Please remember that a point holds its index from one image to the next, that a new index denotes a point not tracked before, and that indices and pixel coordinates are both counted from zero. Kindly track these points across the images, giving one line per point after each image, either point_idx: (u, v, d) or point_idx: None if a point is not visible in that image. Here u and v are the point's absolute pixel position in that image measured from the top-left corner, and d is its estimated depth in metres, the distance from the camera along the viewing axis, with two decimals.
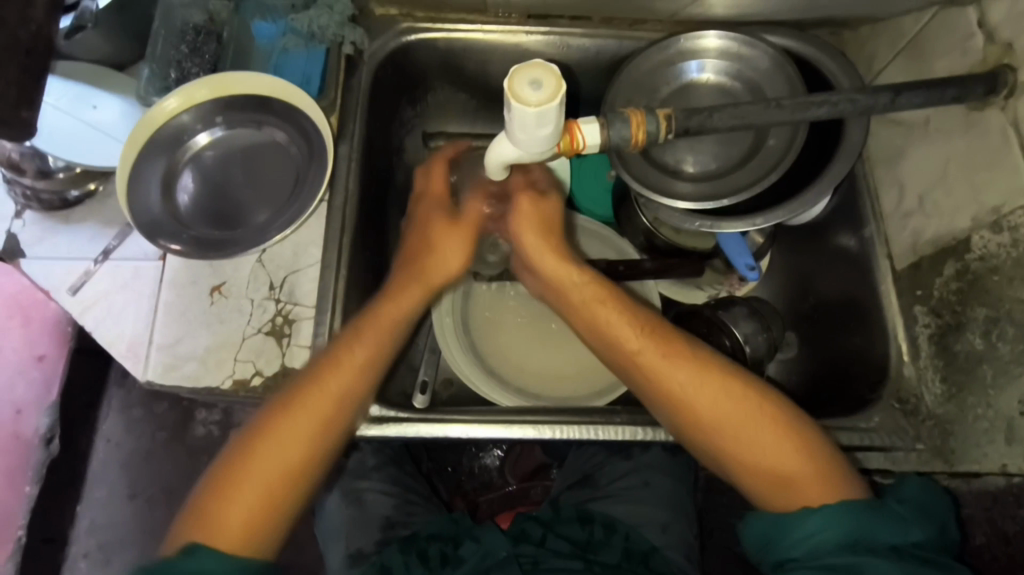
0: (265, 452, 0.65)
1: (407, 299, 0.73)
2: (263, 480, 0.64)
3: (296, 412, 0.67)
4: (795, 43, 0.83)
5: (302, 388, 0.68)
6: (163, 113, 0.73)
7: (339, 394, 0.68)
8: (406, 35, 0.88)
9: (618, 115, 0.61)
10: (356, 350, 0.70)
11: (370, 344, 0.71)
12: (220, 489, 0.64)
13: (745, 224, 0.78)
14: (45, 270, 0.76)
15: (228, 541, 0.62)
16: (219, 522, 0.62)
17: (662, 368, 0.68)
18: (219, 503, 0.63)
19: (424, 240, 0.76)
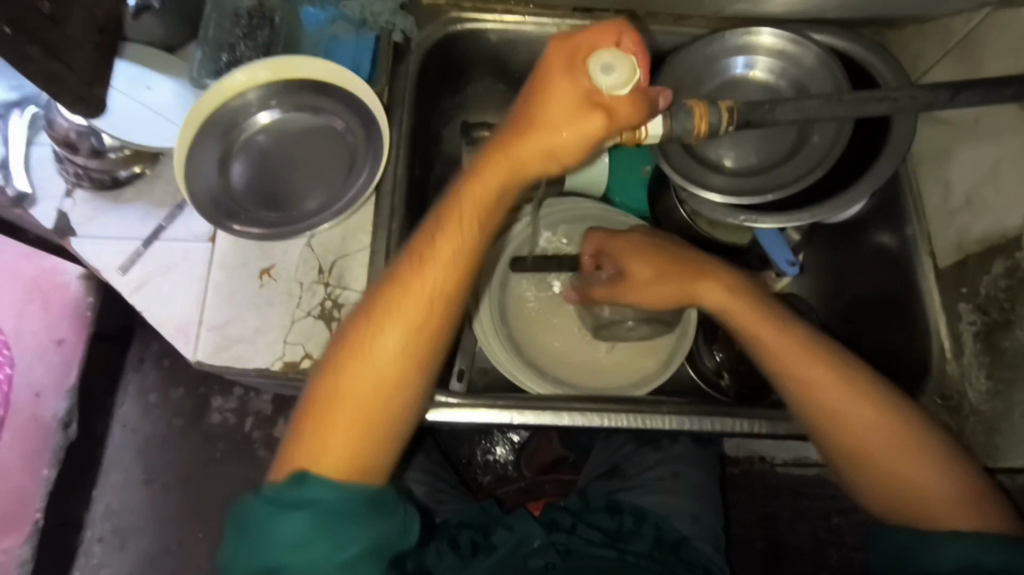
0: (352, 373, 0.61)
1: (494, 178, 0.62)
2: (360, 399, 0.60)
3: (393, 311, 0.62)
4: (841, 42, 0.84)
5: (392, 289, 0.63)
6: (229, 88, 0.74)
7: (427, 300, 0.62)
8: (454, 25, 0.88)
9: (682, 107, 0.62)
10: (445, 246, 0.63)
11: (460, 219, 0.63)
12: (316, 417, 0.60)
13: (788, 219, 0.78)
14: (95, 249, 0.77)
15: (335, 467, 0.59)
16: (322, 448, 0.59)
17: (814, 380, 0.70)
18: (320, 430, 0.60)
19: (538, 115, 0.58)
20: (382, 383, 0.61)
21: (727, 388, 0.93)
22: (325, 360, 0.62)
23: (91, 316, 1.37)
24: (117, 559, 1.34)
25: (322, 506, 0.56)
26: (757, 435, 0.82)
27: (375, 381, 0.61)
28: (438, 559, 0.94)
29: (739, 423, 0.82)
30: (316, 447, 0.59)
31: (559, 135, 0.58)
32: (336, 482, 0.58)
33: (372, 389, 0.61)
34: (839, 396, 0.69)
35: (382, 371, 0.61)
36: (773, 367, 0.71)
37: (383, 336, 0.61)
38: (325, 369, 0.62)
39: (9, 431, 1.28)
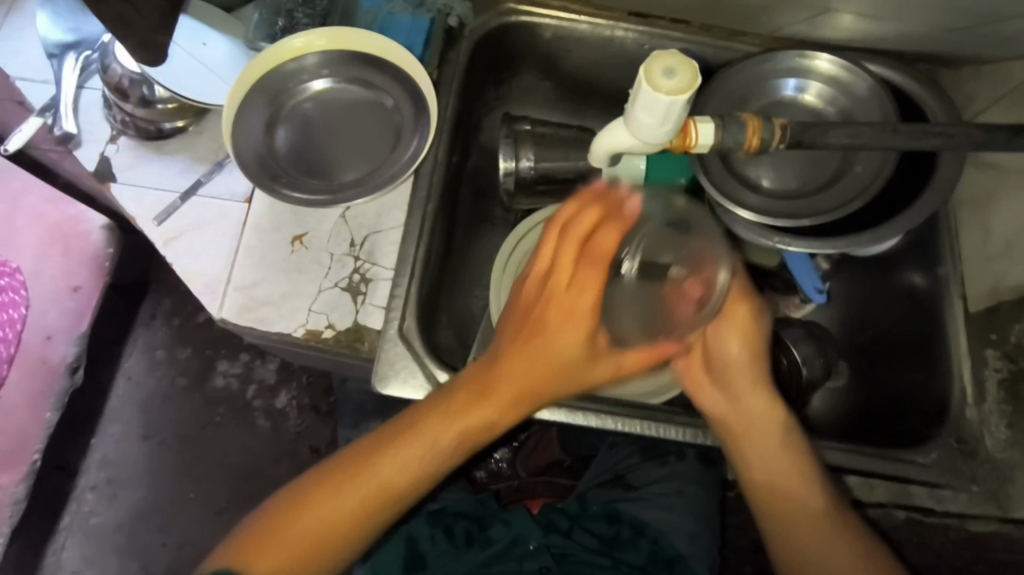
0: (323, 499, 0.64)
1: (581, 303, 0.63)
2: (358, 501, 0.64)
3: (385, 452, 0.65)
4: (895, 74, 0.83)
5: (386, 434, 0.67)
6: (290, 49, 0.75)
7: (404, 465, 0.65)
8: (510, 16, 0.89)
9: (735, 119, 0.61)
10: (430, 425, 0.65)
11: (462, 416, 0.65)
12: (270, 524, 0.63)
13: (821, 245, 0.78)
14: (134, 198, 0.77)
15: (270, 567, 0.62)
16: (262, 551, 0.62)
17: (771, 460, 0.70)
18: (284, 524, 0.63)
19: (569, 295, 0.63)
20: (375, 500, 0.65)
21: None
22: (278, 498, 0.65)
23: (108, 267, 1.40)
24: (107, 510, 1.35)
25: None
26: None
27: (374, 499, 0.64)
28: (431, 546, 0.94)
29: None
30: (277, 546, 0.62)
31: (580, 289, 0.63)
32: None
33: (369, 495, 0.64)
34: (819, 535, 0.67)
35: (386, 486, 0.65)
36: (756, 483, 0.70)
37: (344, 491, 0.64)
38: (272, 507, 0.65)
39: (16, 369, 1.34)
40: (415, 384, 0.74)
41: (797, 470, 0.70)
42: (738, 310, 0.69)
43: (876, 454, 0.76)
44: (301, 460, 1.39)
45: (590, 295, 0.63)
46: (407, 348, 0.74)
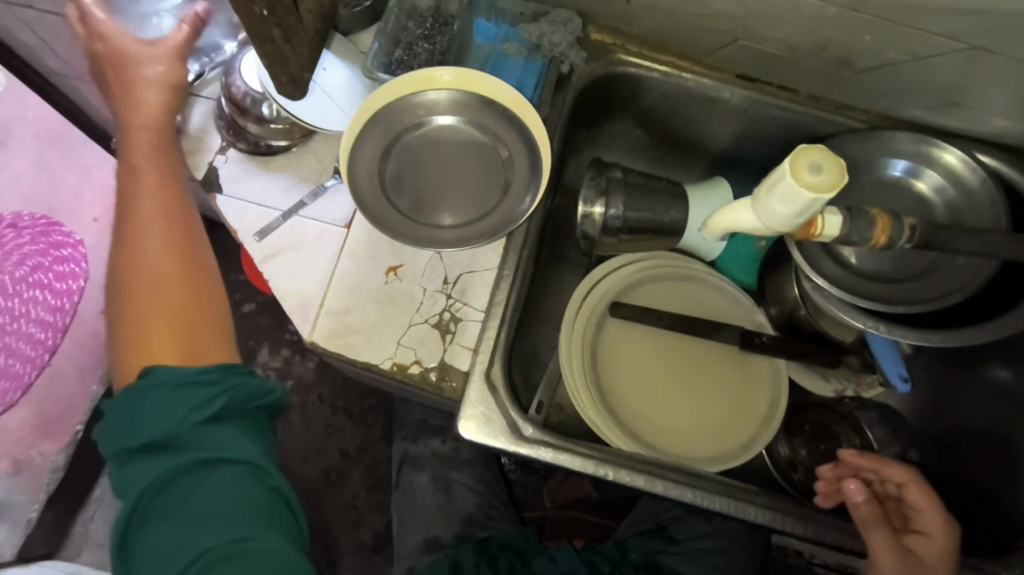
0: (130, 286, 0.67)
1: (145, 120, 0.73)
2: (167, 298, 0.67)
3: (137, 243, 0.69)
4: (1007, 169, 0.82)
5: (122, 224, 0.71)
6: (416, 83, 0.75)
7: (158, 242, 0.70)
8: (618, 65, 0.89)
9: (864, 214, 0.60)
10: (141, 210, 0.71)
11: (146, 200, 0.71)
12: (133, 318, 0.66)
13: (919, 338, 0.76)
14: (237, 211, 0.79)
15: (171, 361, 0.65)
16: (154, 352, 0.66)
17: None
18: (138, 309, 0.67)
19: (129, 110, 0.73)
20: (173, 260, 0.70)
21: (796, 481, 0.92)
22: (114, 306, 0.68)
23: None
24: None
25: (171, 384, 0.63)
26: (847, 550, 0.77)
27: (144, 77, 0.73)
28: None
29: (833, 535, 0.77)
30: (133, 325, 0.66)
31: (132, 101, 0.73)
32: (179, 367, 0.65)
33: (162, 193, 0.72)
34: None
35: (156, 259, 0.69)
36: None
37: (136, 265, 0.68)
38: (117, 309, 0.68)
39: (68, 339, 1.41)
40: (496, 431, 0.73)
41: None
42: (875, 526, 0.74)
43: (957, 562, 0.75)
44: (331, 460, 1.40)
45: (161, 96, 0.74)
46: (491, 393, 0.74)
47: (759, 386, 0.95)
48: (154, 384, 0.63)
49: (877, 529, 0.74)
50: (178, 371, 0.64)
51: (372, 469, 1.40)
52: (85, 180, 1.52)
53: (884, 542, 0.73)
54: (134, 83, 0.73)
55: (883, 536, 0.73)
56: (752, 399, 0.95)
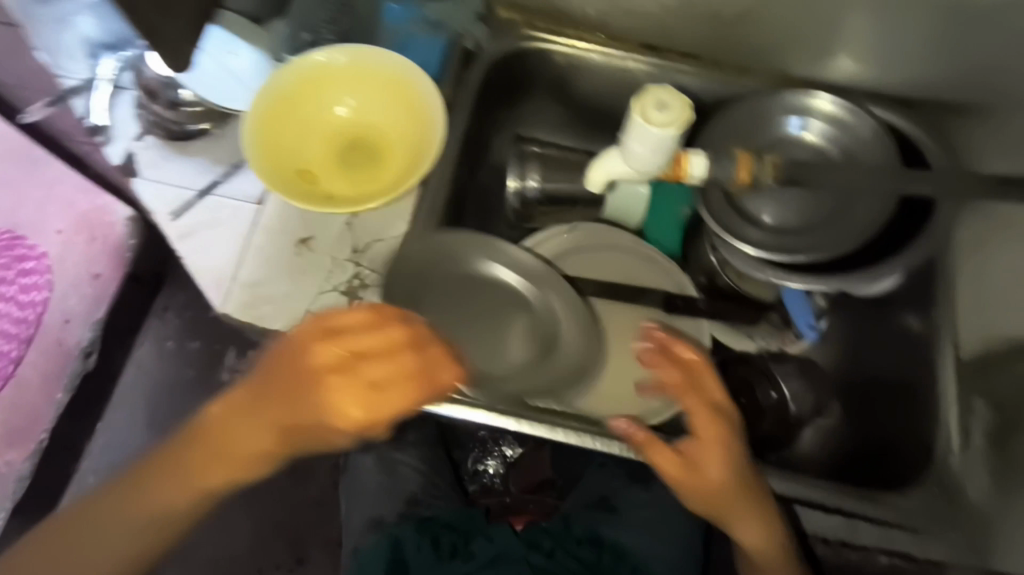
0: (258, 420, 0.70)
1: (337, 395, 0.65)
2: (253, 439, 0.70)
3: (308, 440, 0.68)
4: (899, 119, 0.84)
5: (280, 390, 0.68)
6: (309, 64, 0.78)
7: (268, 426, 0.69)
8: (524, 42, 0.91)
9: (727, 154, 0.65)
10: (299, 430, 0.69)
11: (290, 406, 0.68)
12: (267, 399, 0.69)
13: (815, 283, 0.79)
14: (154, 192, 0.81)
15: (217, 471, 0.72)
16: (232, 446, 0.71)
17: (717, 497, 0.72)
18: (232, 424, 0.71)
19: (354, 366, 0.65)
20: (276, 430, 0.69)
21: None
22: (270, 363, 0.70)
23: (130, 257, 1.37)
24: None
25: None
26: None
27: (336, 375, 0.65)
28: (415, 552, 0.94)
29: None
30: (224, 443, 0.72)
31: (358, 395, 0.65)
32: None
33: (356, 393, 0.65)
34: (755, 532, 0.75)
35: (341, 441, 0.67)
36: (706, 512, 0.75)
37: (263, 417, 0.70)
38: (274, 372, 0.69)
39: (32, 349, 1.30)
40: None
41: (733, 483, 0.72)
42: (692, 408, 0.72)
43: (837, 491, 0.76)
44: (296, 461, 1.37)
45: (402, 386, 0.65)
46: None
47: None
48: None
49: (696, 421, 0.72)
50: None
51: (334, 468, 1.35)
52: (50, 193, 1.34)
53: (662, 453, 0.71)
54: (377, 394, 0.65)
55: (700, 427, 0.72)
56: None
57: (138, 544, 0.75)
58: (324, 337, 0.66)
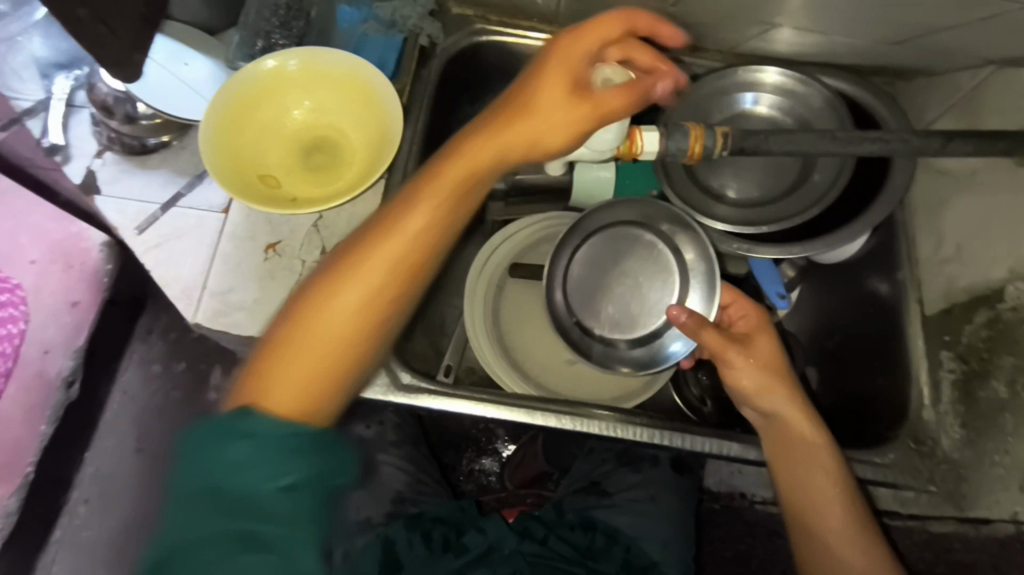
0: (354, 270, 0.61)
1: (419, 209, 0.63)
2: (366, 282, 0.61)
3: (400, 228, 0.62)
4: (850, 87, 0.86)
5: (380, 218, 0.64)
6: (262, 70, 0.78)
7: (392, 261, 0.62)
8: (478, 36, 0.92)
9: (679, 128, 0.67)
10: (426, 196, 0.64)
11: (441, 186, 0.64)
12: (377, 229, 0.63)
13: (781, 251, 0.79)
14: (117, 208, 0.81)
15: (301, 366, 0.58)
16: (338, 293, 0.60)
17: (794, 423, 0.74)
18: (324, 291, 0.60)
19: (522, 106, 0.63)
20: (437, 226, 0.64)
21: (709, 415, 0.93)
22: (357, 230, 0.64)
23: (107, 282, 1.35)
24: (100, 523, 1.31)
25: (259, 441, 0.53)
26: (727, 457, 0.82)
27: (543, 63, 0.64)
28: (407, 549, 0.94)
29: (709, 443, 0.82)
30: (333, 287, 0.60)
31: (540, 132, 0.63)
32: (274, 420, 0.55)
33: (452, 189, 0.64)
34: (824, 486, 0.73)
35: (422, 238, 0.63)
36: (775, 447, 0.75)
37: (379, 252, 0.61)
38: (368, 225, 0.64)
39: (12, 383, 1.25)
40: (383, 387, 0.81)
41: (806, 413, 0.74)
42: (759, 345, 0.75)
43: None
44: None
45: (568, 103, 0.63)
46: None
47: None
48: (253, 431, 0.53)
49: (761, 355, 0.74)
50: (274, 423, 0.54)
51: None
52: (19, 223, 1.28)
53: (736, 357, 0.73)
54: (568, 119, 0.62)
55: (761, 363, 0.74)
56: None
57: (315, 406, 0.58)
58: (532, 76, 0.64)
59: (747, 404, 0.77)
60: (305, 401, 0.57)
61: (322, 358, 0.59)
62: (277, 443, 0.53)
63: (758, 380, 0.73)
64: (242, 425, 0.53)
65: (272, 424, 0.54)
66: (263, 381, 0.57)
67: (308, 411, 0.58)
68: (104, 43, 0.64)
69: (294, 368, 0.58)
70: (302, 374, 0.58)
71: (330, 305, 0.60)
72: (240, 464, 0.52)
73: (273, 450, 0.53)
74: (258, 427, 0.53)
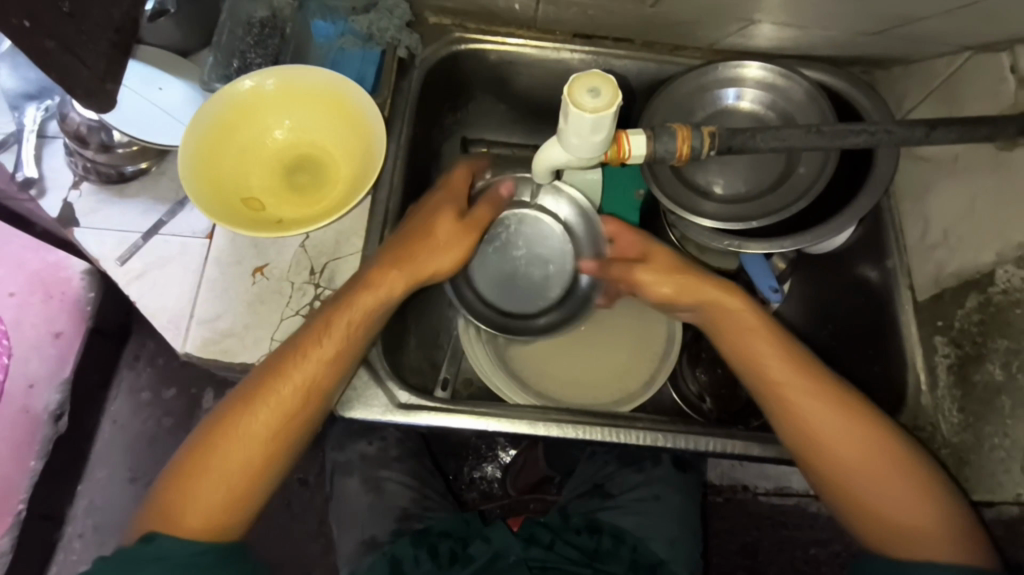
0: (268, 397, 0.69)
1: (387, 288, 0.73)
2: (275, 407, 0.69)
3: (310, 351, 0.70)
4: (830, 78, 0.87)
5: (291, 348, 0.70)
6: (239, 91, 0.77)
7: (307, 380, 0.69)
8: (457, 45, 0.91)
9: (666, 130, 0.66)
10: (334, 326, 0.71)
11: (353, 310, 0.71)
12: (289, 354, 0.70)
13: (771, 246, 0.79)
14: (97, 240, 0.79)
15: (211, 489, 0.67)
16: (252, 418, 0.68)
17: (765, 355, 0.73)
18: (236, 416, 0.68)
19: (421, 225, 0.75)
20: (337, 349, 0.71)
21: (709, 411, 0.94)
22: (279, 350, 0.71)
23: (91, 312, 1.32)
24: (96, 557, 1.28)
25: (169, 561, 0.64)
26: (731, 455, 0.82)
27: (437, 202, 0.77)
28: (414, 567, 0.92)
29: (713, 442, 0.82)
30: (245, 417, 0.68)
31: (433, 254, 0.75)
32: (179, 540, 0.65)
33: (354, 318, 0.71)
34: (823, 417, 0.70)
35: (328, 351, 0.70)
36: (750, 377, 0.73)
37: (300, 369, 0.69)
38: (289, 347, 0.71)
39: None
40: (382, 407, 0.79)
41: (778, 344, 0.73)
42: (655, 251, 0.78)
43: None
44: (291, 494, 1.30)
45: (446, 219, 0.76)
46: None
47: (657, 324, 0.97)
48: (157, 554, 0.64)
49: (669, 258, 0.77)
50: (178, 545, 0.65)
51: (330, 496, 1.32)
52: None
53: (648, 273, 0.77)
54: (458, 229, 0.76)
55: (671, 261, 0.77)
56: (650, 339, 0.96)
57: (234, 505, 0.68)
58: (445, 196, 0.79)
59: (676, 309, 0.79)
60: (215, 518, 0.67)
61: (236, 466, 0.68)
62: (185, 562, 0.64)
63: (675, 282, 0.76)
64: (149, 550, 0.64)
65: (182, 545, 0.65)
66: (178, 500, 0.67)
67: (224, 522, 0.68)
68: (75, 75, 0.63)
69: (210, 486, 0.67)
70: (222, 479, 0.67)
71: (248, 423, 0.68)
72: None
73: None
74: (162, 551, 0.64)
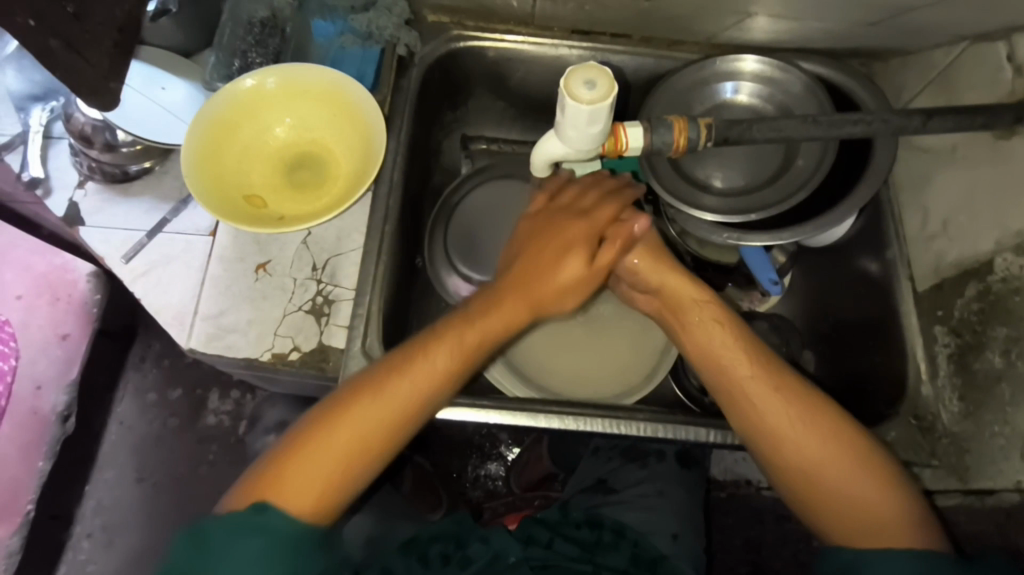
0: (393, 388, 0.65)
1: (513, 308, 0.71)
2: (389, 402, 0.65)
3: (426, 356, 0.67)
4: (827, 70, 0.87)
5: (413, 351, 0.68)
6: (241, 90, 0.78)
7: (425, 379, 0.67)
8: (456, 42, 0.91)
9: (662, 122, 0.67)
10: (457, 333, 0.69)
11: (473, 329, 0.69)
12: (409, 354, 0.68)
13: (770, 238, 0.79)
14: (102, 238, 0.80)
15: (310, 491, 0.62)
16: (371, 409, 0.64)
17: (730, 354, 0.70)
18: (361, 407, 0.64)
19: (552, 256, 0.72)
20: (458, 357, 0.68)
21: (710, 405, 0.92)
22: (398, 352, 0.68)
23: (97, 313, 1.34)
24: (104, 557, 1.29)
25: (277, 535, 0.59)
26: (731, 446, 0.82)
27: (577, 234, 0.73)
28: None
29: (715, 432, 0.82)
30: (362, 406, 0.64)
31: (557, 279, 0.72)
32: (294, 517, 0.61)
33: (478, 330, 0.69)
34: (780, 416, 0.66)
35: (448, 360, 0.67)
36: (712, 376, 0.71)
37: (413, 373, 0.66)
38: (404, 351, 0.68)
39: (7, 421, 1.26)
40: None
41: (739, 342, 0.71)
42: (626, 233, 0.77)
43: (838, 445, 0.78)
44: None
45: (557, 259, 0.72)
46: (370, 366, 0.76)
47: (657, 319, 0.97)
48: (264, 526, 0.59)
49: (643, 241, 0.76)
50: (291, 519, 0.60)
51: None
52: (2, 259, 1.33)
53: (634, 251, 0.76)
54: (557, 257, 0.72)
55: (641, 247, 0.76)
56: (653, 332, 0.96)
57: (337, 485, 0.63)
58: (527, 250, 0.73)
59: (636, 290, 0.79)
60: (322, 497, 0.62)
61: (356, 451, 0.64)
62: (286, 544, 0.59)
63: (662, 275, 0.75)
64: (260, 520, 0.59)
65: (292, 522, 0.60)
66: (281, 474, 0.62)
67: (328, 503, 0.63)
68: (80, 74, 0.64)
69: (314, 467, 0.62)
70: (339, 461, 0.63)
71: (370, 410, 0.64)
72: (249, 562, 0.57)
73: (272, 554, 0.58)
74: (275, 522, 0.59)
